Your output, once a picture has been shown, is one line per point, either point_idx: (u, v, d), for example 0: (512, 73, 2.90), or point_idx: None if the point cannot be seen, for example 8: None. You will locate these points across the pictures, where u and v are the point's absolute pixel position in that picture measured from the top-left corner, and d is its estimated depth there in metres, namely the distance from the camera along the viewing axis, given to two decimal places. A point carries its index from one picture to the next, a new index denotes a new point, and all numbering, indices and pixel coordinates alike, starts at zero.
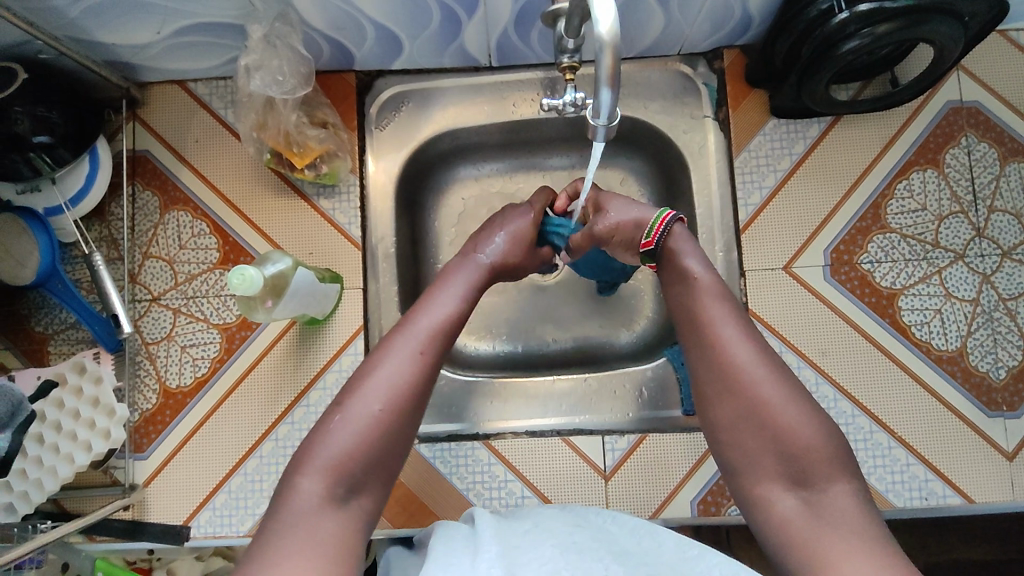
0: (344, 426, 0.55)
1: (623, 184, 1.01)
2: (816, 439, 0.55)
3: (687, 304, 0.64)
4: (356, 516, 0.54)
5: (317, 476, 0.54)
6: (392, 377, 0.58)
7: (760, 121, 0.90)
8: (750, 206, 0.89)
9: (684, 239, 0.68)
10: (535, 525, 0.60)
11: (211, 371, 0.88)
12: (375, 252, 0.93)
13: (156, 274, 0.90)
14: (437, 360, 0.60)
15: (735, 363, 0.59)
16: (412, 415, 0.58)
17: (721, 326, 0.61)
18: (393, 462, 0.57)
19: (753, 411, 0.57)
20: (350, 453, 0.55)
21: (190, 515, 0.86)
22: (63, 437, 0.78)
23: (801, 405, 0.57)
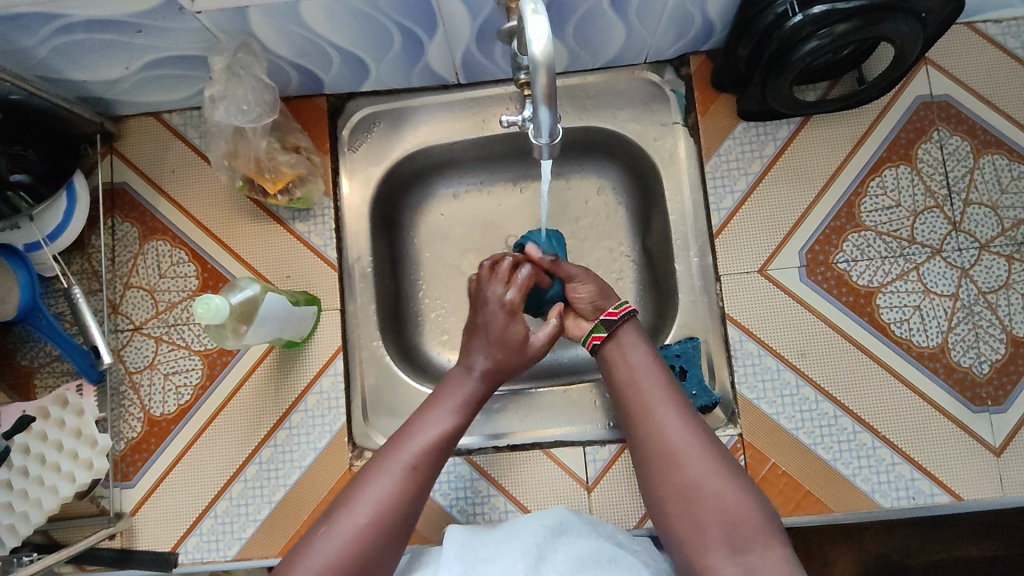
0: (333, 533, 0.63)
1: (600, 193, 1.01)
2: (745, 510, 0.62)
3: (632, 389, 0.70)
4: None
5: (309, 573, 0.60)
6: (381, 496, 0.65)
7: (729, 124, 0.90)
8: (722, 210, 0.88)
9: (633, 335, 0.75)
10: (505, 534, 0.64)
11: (194, 398, 0.89)
12: (352, 272, 0.94)
13: (137, 304, 0.91)
14: (422, 480, 0.67)
15: (667, 444, 0.66)
16: (393, 536, 0.64)
17: (658, 408, 0.68)
18: (373, 574, 0.63)
19: (684, 486, 0.64)
20: (332, 563, 0.61)
21: (178, 542, 0.86)
22: (48, 468, 0.79)
23: (728, 476, 0.64)
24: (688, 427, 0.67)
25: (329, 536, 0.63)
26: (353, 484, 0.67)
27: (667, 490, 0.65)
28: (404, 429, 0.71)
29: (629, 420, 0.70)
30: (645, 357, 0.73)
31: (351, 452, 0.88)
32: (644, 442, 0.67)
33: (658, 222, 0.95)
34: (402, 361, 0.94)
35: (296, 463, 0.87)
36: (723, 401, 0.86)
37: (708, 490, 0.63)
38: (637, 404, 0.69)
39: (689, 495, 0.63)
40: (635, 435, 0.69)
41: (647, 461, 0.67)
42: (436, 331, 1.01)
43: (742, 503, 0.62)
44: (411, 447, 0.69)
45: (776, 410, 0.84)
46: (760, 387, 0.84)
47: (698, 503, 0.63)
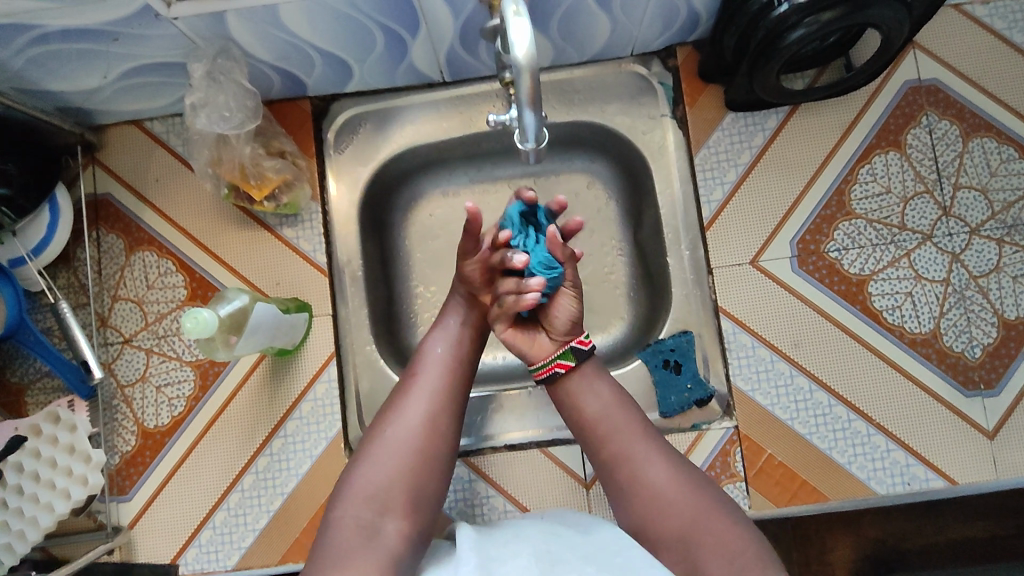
0: (374, 459, 0.63)
1: (590, 188, 1.01)
2: (737, 536, 0.58)
3: (601, 431, 0.67)
4: (393, 541, 0.58)
5: (351, 509, 0.60)
6: (411, 406, 0.67)
7: (717, 116, 0.89)
8: (713, 202, 0.88)
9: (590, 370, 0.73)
10: (519, 536, 0.62)
11: (187, 410, 0.88)
12: (343, 276, 0.93)
13: (126, 315, 0.90)
14: (449, 388, 0.69)
15: (649, 483, 0.63)
16: (433, 438, 0.65)
17: (631, 447, 0.65)
18: (427, 488, 0.63)
19: (674, 528, 0.60)
20: (377, 478, 0.62)
21: (178, 553, 0.86)
22: (42, 486, 0.79)
23: (717, 511, 0.61)
24: (667, 461, 0.65)
25: (367, 458, 0.64)
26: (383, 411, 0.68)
27: (660, 531, 0.61)
28: (425, 350, 0.73)
29: (604, 464, 0.66)
30: (608, 393, 0.69)
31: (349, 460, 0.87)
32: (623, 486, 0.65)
33: (649, 216, 0.95)
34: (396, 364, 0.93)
35: (294, 470, 0.87)
36: (718, 393, 0.86)
37: (697, 523, 0.60)
38: (610, 446, 0.66)
39: (681, 535, 0.60)
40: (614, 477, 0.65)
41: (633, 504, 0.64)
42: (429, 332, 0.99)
43: (734, 529, 0.59)
44: (432, 365, 0.71)
45: (771, 401, 0.84)
46: (755, 378, 0.84)
47: (691, 539, 0.59)
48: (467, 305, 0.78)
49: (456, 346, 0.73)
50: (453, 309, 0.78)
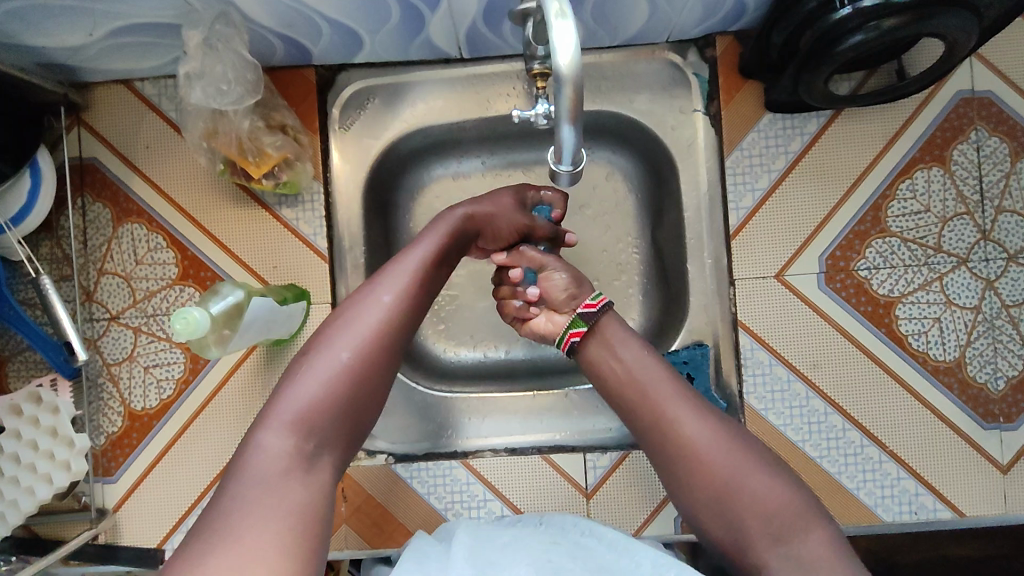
0: (315, 377, 0.56)
1: (609, 180, 0.95)
2: (779, 497, 0.56)
3: (631, 387, 0.63)
4: (324, 477, 0.54)
5: (282, 433, 0.54)
6: (366, 328, 0.59)
7: (753, 116, 0.83)
8: (741, 209, 0.83)
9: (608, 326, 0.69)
10: (517, 544, 0.63)
11: (177, 393, 0.84)
12: (344, 261, 0.88)
13: (113, 291, 0.85)
14: (408, 315, 0.62)
15: (686, 440, 0.59)
16: (379, 367, 0.59)
17: (666, 401, 0.61)
18: (360, 419, 0.58)
19: (714, 483, 0.58)
20: (317, 402, 0.55)
21: (164, 538, 0.84)
22: (23, 469, 0.75)
23: (758, 465, 0.58)
24: (703, 419, 0.60)
25: (307, 376, 0.56)
26: (334, 321, 0.60)
27: (699, 492, 0.58)
28: (391, 263, 0.64)
29: (636, 420, 0.62)
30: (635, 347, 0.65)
31: None
32: (659, 442, 0.61)
33: (670, 217, 0.90)
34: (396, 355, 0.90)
35: None
36: (730, 409, 0.83)
37: (737, 484, 0.57)
38: (640, 405, 0.62)
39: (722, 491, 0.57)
40: (648, 440, 0.62)
41: (668, 465, 0.60)
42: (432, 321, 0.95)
43: (775, 488, 0.57)
44: (398, 282, 0.62)
45: (784, 421, 0.81)
46: (769, 397, 0.81)
47: (732, 502, 0.57)
48: (449, 234, 0.68)
49: (427, 266, 0.64)
50: (434, 228, 0.68)
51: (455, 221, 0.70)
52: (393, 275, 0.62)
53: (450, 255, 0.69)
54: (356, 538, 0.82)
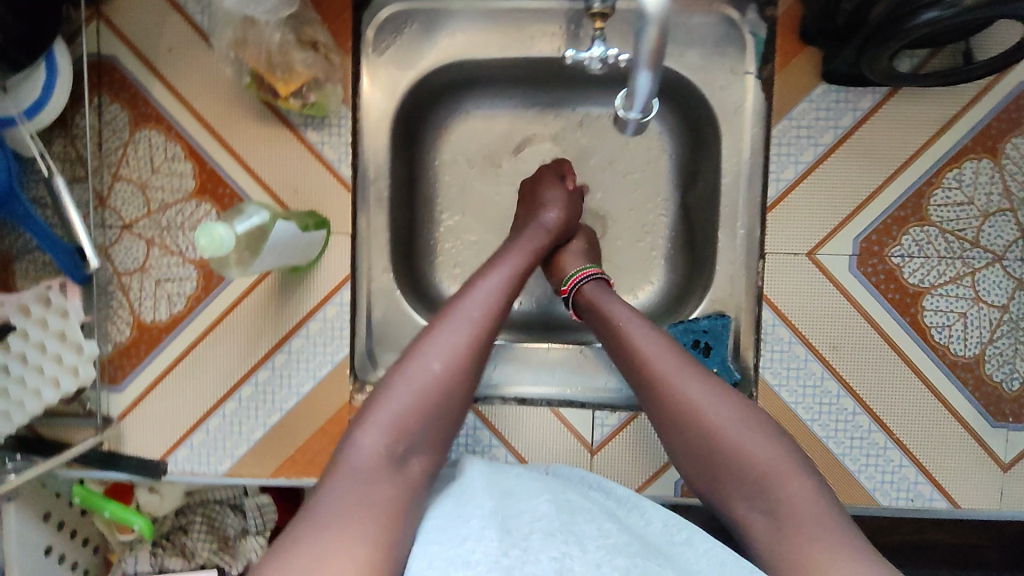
0: (409, 385, 0.60)
1: (644, 136, 0.94)
2: (761, 453, 0.57)
3: (627, 348, 0.66)
4: (411, 477, 0.58)
5: (375, 432, 0.58)
6: (455, 341, 0.63)
7: (808, 84, 0.79)
8: (782, 181, 0.80)
9: (596, 290, 0.76)
10: (531, 484, 0.62)
11: (187, 310, 0.83)
12: (367, 193, 0.86)
13: (127, 198, 0.82)
14: (492, 334, 0.66)
15: (675, 400, 0.61)
16: (466, 379, 0.63)
17: (656, 360, 0.63)
18: (447, 427, 0.62)
19: (700, 439, 0.59)
20: (411, 407, 0.59)
21: (168, 451, 0.84)
22: (30, 370, 0.75)
23: (744, 421, 0.59)
24: (687, 374, 0.62)
25: (401, 383, 0.61)
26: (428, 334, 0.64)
27: (684, 447, 0.61)
28: (479, 281, 0.69)
29: (633, 380, 0.66)
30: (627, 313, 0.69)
31: (353, 385, 0.85)
32: (651, 402, 0.63)
33: (705, 180, 0.88)
34: (413, 296, 0.90)
35: (294, 389, 0.84)
36: (743, 381, 0.83)
37: (718, 440, 0.58)
38: (635, 367, 0.65)
39: (708, 448, 0.59)
40: (638, 396, 0.65)
41: (655, 420, 0.63)
42: (447, 265, 0.96)
43: (757, 444, 0.58)
44: (483, 301, 0.67)
45: (796, 399, 0.81)
46: (785, 374, 0.81)
47: (714, 457, 0.59)
48: (535, 251, 0.76)
49: (507, 289, 0.69)
50: (518, 246, 0.76)
51: (536, 238, 0.78)
52: (484, 294, 0.68)
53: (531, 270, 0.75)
54: None
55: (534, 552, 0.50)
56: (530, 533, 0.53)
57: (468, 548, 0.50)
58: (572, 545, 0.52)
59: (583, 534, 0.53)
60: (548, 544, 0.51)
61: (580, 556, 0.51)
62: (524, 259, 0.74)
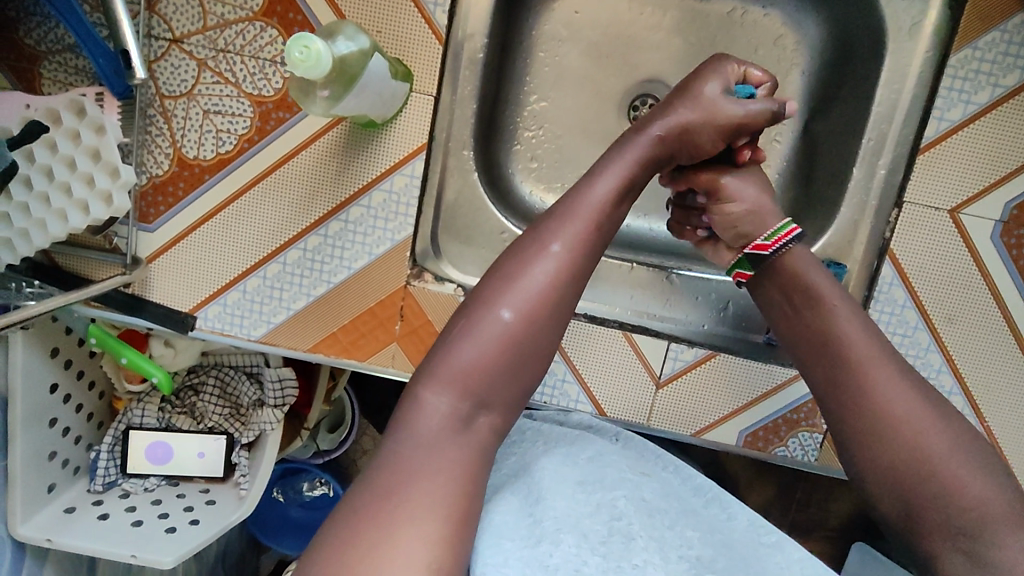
0: (475, 336, 0.52)
1: (777, 44, 0.82)
2: (985, 496, 0.48)
3: (831, 335, 0.57)
4: (480, 438, 0.51)
5: (443, 391, 0.51)
6: (532, 284, 0.54)
7: (1007, 7, 0.66)
8: (944, 121, 0.69)
9: (807, 260, 0.62)
10: (605, 470, 0.60)
11: (237, 152, 0.72)
12: (459, 50, 0.74)
13: (180, 6, 0.69)
14: (578, 272, 0.56)
15: (883, 406, 0.52)
16: (546, 325, 0.54)
17: (866, 357, 0.55)
18: (523, 378, 0.53)
19: (901, 456, 0.51)
20: (482, 362, 0.51)
21: (198, 305, 0.77)
22: (55, 188, 0.65)
23: (961, 450, 0.50)
24: (908, 391, 0.53)
25: (469, 335, 0.52)
26: (498, 273, 0.55)
27: (874, 464, 0.52)
28: (565, 204, 0.58)
29: (824, 374, 0.57)
30: (838, 295, 0.59)
31: (410, 270, 0.76)
32: (847, 403, 0.54)
33: (843, 107, 0.77)
34: (487, 182, 0.80)
35: (346, 263, 0.75)
36: None
37: (932, 464, 0.50)
38: (834, 360, 0.56)
39: (910, 467, 0.50)
40: (827, 391, 0.56)
41: (843, 427, 0.55)
42: (525, 156, 0.85)
43: (982, 485, 0.49)
44: (571, 230, 0.56)
45: None
46: (887, 339, 0.73)
47: (921, 477, 0.50)
48: (637, 164, 0.60)
49: (602, 213, 0.57)
50: (620, 157, 0.61)
51: (645, 147, 0.61)
52: (569, 230, 0.56)
53: (638, 186, 0.61)
54: (405, 360, 0.77)
55: (617, 559, 0.51)
56: (608, 536, 0.53)
57: (544, 552, 0.50)
58: (654, 552, 0.52)
59: (663, 541, 0.54)
60: (632, 548, 0.52)
61: (661, 564, 0.51)
62: (634, 171, 0.60)
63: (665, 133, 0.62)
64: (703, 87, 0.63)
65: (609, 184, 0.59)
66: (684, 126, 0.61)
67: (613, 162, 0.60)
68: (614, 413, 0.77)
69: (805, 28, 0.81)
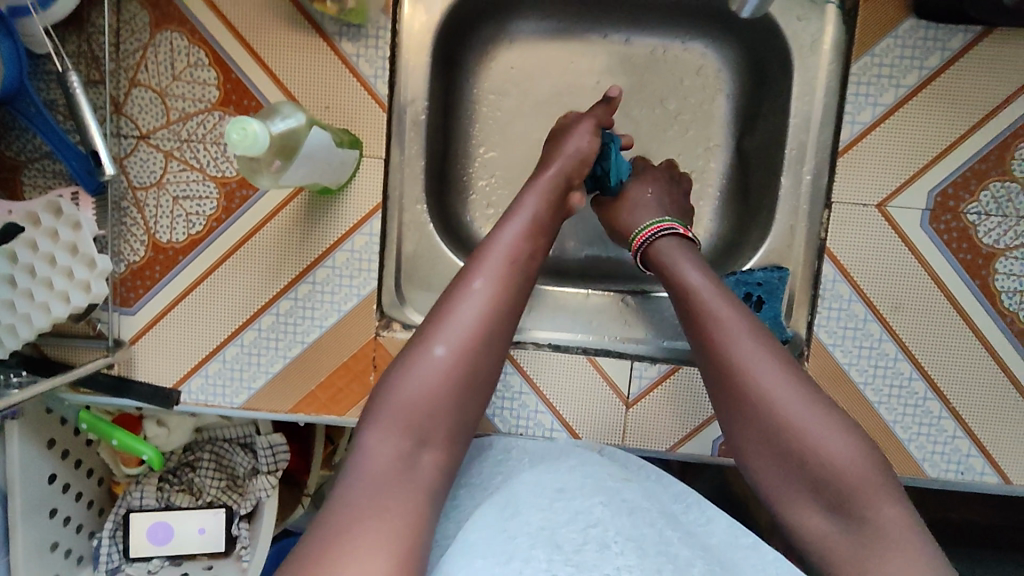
0: (417, 376, 0.57)
1: (700, 74, 0.88)
2: (843, 454, 0.55)
3: (702, 325, 0.62)
4: (426, 472, 0.55)
5: (382, 433, 0.55)
6: (458, 323, 0.59)
7: (894, 17, 0.72)
8: (857, 124, 0.74)
9: (675, 250, 0.69)
10: (584, 481, 0.62)
11: (207, 231, 0.77)
12: (403, 116, 0.80)
13: (144, 106, 0.76)
14: (497, 304, 0.61)
15: (754, 389, 0.58)
16: (476, 357, 0.59)
17: (735, 341, 0.60)
18: (463, 407, 0.58)
19: (776, 434, 0.57)
20: (419, 398, 0.56)
21: (182, 379, 0.80)
22: (38, 283, 0.69)
23: (826, 420, 0.57)
24: (772, 365, 0.59)
25: (404, 375, 0.58)
26: (430, 317, 0.61)
27: (752, 440, 0.58)
28: (479, 250, 0.65)
29: (707, 361, 0.62)
30: (703, 278, 0.64)
31: (379, 321, 0.80)
32: (725, 387, 0.60)
33: (767, 123, 0.82)
34: (445, 231, 0.85)
35: (317, 322, 0.79)
36: (794, 339, 0.78)
37: (800, 441, 0.56)
38: (713, 348, 0.61)
39: (783, 446, 0.57)
40: (711, 378, 0.62)
41: (726, 407, 0.61)
42: (480, 203, 0.90)
43: (839, 447, 0.55)
44: (487, 270, 0.62)
45: (850, 360, 0.76)
46: (841, 333, 0.76)
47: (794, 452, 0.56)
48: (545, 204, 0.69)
49: (512, 253, 0.64)
50: (530, 203, 0.69)
51: (544, 193, 0.70)
52: (486, 271, 0.62)
53: (551, 230, 0.70)
54: None
55: (588, 568, 0.51)
56: (583, 544, 0.54)
57: (515, 568, 0.51)
58: (630, 554, 0.53)
59: (643, 539, 0.55)
60: (604, 559, 0.52)
61: (637, 564, 0.52)
62: (539, 212, 0.68)
63: (560, 173, 0.72)
64: (575, 134, 0.75)
65: (514, 228, 0.66)
66: (570, 167, 0.73)
67: (523, 204, 0.69)
68: (590, 438, 0.79)
69: (723, 57, 0.87)
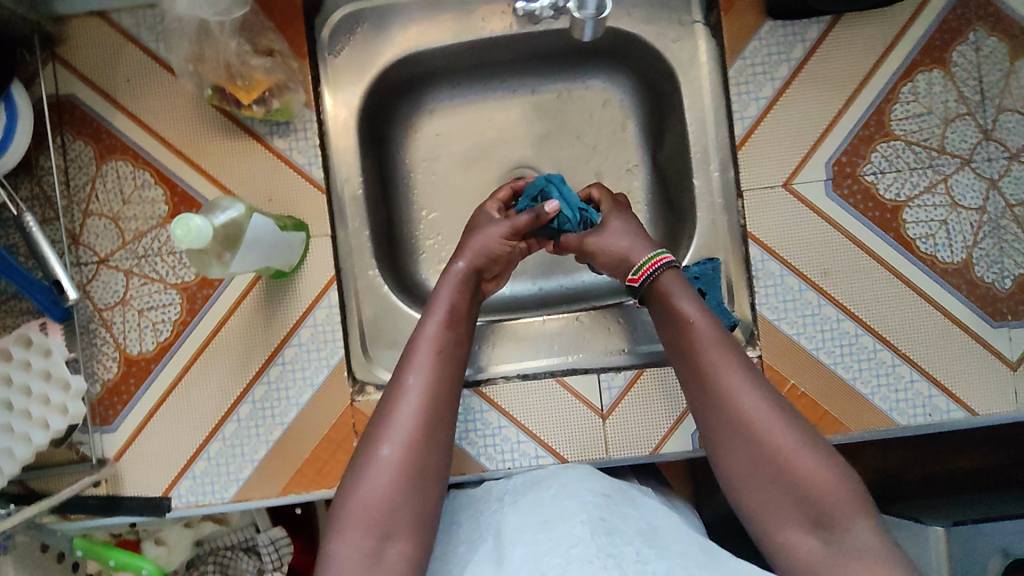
0: (369, 481, 0.61)
1: (606, 106, 0.96)
2: (828, 480, 0.59)
3: (694, 356, 0.65)
4: (393, 566, 0.59)
5: (349, 538, 0.59)
6: (405, 420, 0.64)
7: (754, 22, 0.82)
8: (746, 118, 0.82)
9: (675, 281, 0.69)
10: (565, 504, 0.64)
11: (174, 335, 0.81)
12: (342, 195, 0.87)
13: (100, 232, 0.81)
14: (434, 396, 0.66)
15: (741, 414, 0.61)
16: (425, 448, 0.63)
17: (725, 372, 0.63)
18: (421, 496, 0.62)
19: (761, 456, 0.60)
20: (380, 497, 0.61)
21: (170, 485, 0.81)
22: (16, 415, 0.72)
23: (810, 446, 0.60)
24: (759, 395, 0.62)
25: (364, 478, 0.62)
26: (379, 416, 0.65)
27: (739, 461, 0.61)
28: (419, 342, 0.69)
29: (699, 387, 0.64)
30: (697, 311, 0.67)
31: (353, 387, 0.83)
32: (716, 413, 0.63)
33: (672, 135, 0.90)
34: (401, 292, 0.90)
35: (293, 400, 0.81)
36: (742, 322, 0.83)
37: (784, 464, 0.59)
38: (705, 375, 0.64)
39: (769, 468, 0.60)
40: (701, 405, 0.64)
41: (714, 430, 0.63)
42: (432, 261, 0.96)
43: (821, 471, 0.59)
44: (424, 366, 0.67)
45: (798, 331, 0.80)
46: (782, 308, 0.81)
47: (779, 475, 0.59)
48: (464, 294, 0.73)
49: (444, 346, 0.69)
50: (448, 293, 0.73)
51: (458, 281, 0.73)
52: (423, 366, 0.67)
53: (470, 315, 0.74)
54: None
55: None
56: (567, 564, 0.55)
57: None
58: (612, 567, 0.54)
59: (621, 555, 0.56)
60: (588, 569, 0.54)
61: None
62: (461, 300, 0.73)
63: (470, 266, 0.75)
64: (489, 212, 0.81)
65: (440, 317, 0.70)
66: (480, 259, 0.75)
67: (448, 295, 0.73)
68: (576, 457, 0.81)
69: (622, 86, 0.96)
